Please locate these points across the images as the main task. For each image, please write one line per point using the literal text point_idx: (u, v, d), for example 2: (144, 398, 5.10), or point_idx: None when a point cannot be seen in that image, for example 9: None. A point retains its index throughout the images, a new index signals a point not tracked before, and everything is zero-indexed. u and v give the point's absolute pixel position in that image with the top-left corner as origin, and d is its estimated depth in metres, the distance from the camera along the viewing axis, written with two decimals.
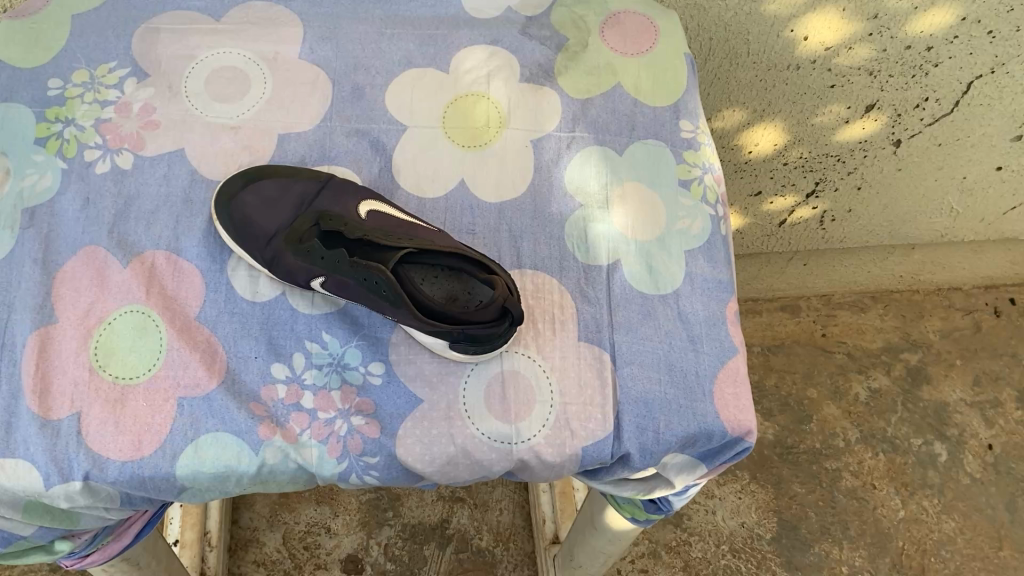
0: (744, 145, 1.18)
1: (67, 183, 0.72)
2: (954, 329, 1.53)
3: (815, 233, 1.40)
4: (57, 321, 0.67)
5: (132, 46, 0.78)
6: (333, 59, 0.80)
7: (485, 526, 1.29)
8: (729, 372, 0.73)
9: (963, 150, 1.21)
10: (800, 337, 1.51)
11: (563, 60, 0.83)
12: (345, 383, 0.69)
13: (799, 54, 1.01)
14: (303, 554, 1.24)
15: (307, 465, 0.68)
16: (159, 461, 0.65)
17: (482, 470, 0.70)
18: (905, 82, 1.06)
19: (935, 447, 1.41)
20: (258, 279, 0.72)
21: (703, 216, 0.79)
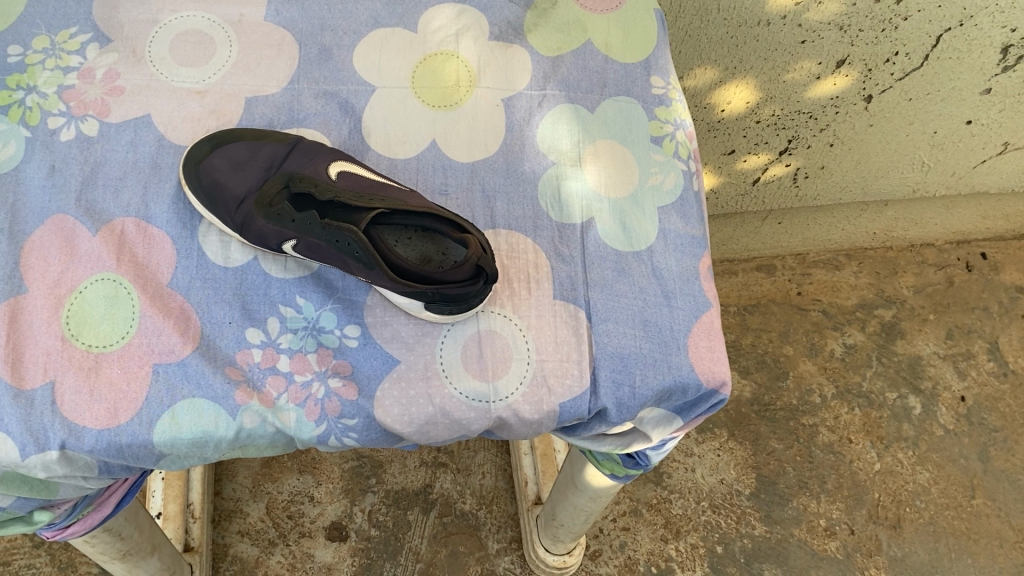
0: (717, 103, 1.18)
1: (31, 152, 0.71)
2: (927, 284, 1.55)
3: (789, 191, 1.41)
4: (26, 290, 0.66)
5: (93, 11, 0.77)
6: (299, 20, 0.79)
7: (468, 490, 1.30)
8: (703, 326, 0.73)
9: (933, 104, 1.21)
10: (776, 296, 1.52)
11: (532, 18, 0.82)
12: (321, 346, 0.69)
13: (769, 10, 1.00)
14: (288, 523, 1.24)
15: (285, 429, 0.68)
16: (136, 428, 0.65)
17: (461, 430, 0.71)
18: (876, 36, 1.06)
19: (909, 401, 1.44)
20: (229, 244, 0.72)
21: (676, 172, 0.79)
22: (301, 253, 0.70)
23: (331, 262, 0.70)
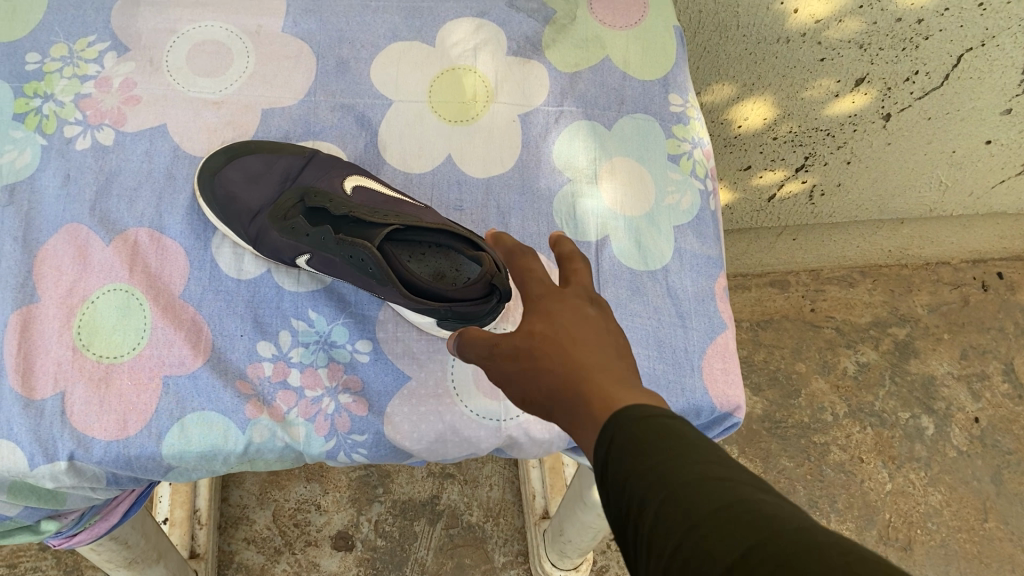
0: (734, 119, 1.18)
1: (47, 160, 0.71)
2: (942, 303, 1.53)
3: (805, 208, 1.40)
4: (39, 299, 0.66)
5: (111, 19, 0.76)
6: (317, 32, 0.79)
7: (475, 502, 1.29)
8: (718, 348, 0.73)
9: (952, 123, 1.20)
10: (789, 313, 1.51)
11: (550, 33, 0.81)
12: (332, 361, 0.69)
13: (789, 26, 1.00)
14: (294, 531, 1.24)
15: (294, 443, 0.67)
16: (145, 441, 0.64)
17: (471, 448, 0.71)
18: (896, 55, 1.05)
19: (922, 421, 1.42)
20: (243, 257, 0.72)
21: (693, 191, 0.78)
22: (315, 266, 0.70)
23: (345, 277, 0.69)
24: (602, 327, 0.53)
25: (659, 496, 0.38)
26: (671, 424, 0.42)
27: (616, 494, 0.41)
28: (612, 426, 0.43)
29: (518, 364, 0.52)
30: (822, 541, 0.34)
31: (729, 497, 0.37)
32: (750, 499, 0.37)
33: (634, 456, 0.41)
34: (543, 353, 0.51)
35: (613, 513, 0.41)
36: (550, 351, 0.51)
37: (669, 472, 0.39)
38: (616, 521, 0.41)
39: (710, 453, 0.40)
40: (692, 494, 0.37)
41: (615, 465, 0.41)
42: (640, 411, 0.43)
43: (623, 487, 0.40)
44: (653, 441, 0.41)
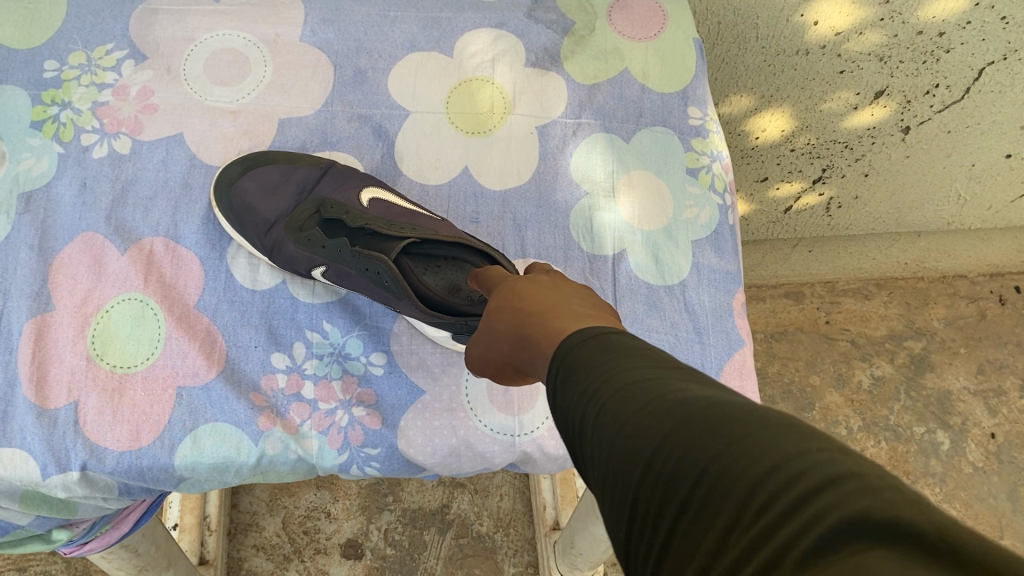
0: (751, 131, 1.17)
1: (64, 169, 0.71)
2: (959, 316, 1.52)
3: (821, 219, 1.39)
4: (53, 308, 0.66)
5: (129, 27, 0.76)
6: (335, 42, 0.78)
7: (486, 512, 1.27)
8: (735, 365, 0.73)
9: (972, 137, 1.19)
10: (804, 325, 1.50)
11: (569, 45, 0.80)
12: (346, 373, 0.69)
13: (809, 39, 0.99)
14: (303, 539, 1.22)
15: (307, 456, 0.67)
16: (158, 451, 0.64)
17: (484, 462, 0.70)
18: (916, 68, 1.04)
19: (937, 436, 1.41)
20: (258, 267, 0.71)
21: (711, 206, 0.77)
22: (330, 278, 0.69)
23: (360, 288, 0.68)
24: (555, 282, 0.58)
25: (593, 405, 0.39)
26: (612, 343, 0.43)
27: (567, 416, 0.42)
28: (562, 353, 0.45)
29: (489, 332, 0.57)
30: (732, 414, 0.34)
31: (650, 392, 0.38)
32: (671, 390, 0.37)
33: (577, 379, 0.42)
34: (501, 318, 0.56)
35: (567, 435, 0.42)
36: (504, 311, 0.56)
37: (603, 383, 0.40)
38: (572, 443, 0.42)
39: (649, 359, 0.41)
40: (620, 396, 0.38)
41: (564, 392, 0.43)
42: (586, 332, 0.46)
43: (570, 407, 0.42)
44: (594, 361, 0.42)
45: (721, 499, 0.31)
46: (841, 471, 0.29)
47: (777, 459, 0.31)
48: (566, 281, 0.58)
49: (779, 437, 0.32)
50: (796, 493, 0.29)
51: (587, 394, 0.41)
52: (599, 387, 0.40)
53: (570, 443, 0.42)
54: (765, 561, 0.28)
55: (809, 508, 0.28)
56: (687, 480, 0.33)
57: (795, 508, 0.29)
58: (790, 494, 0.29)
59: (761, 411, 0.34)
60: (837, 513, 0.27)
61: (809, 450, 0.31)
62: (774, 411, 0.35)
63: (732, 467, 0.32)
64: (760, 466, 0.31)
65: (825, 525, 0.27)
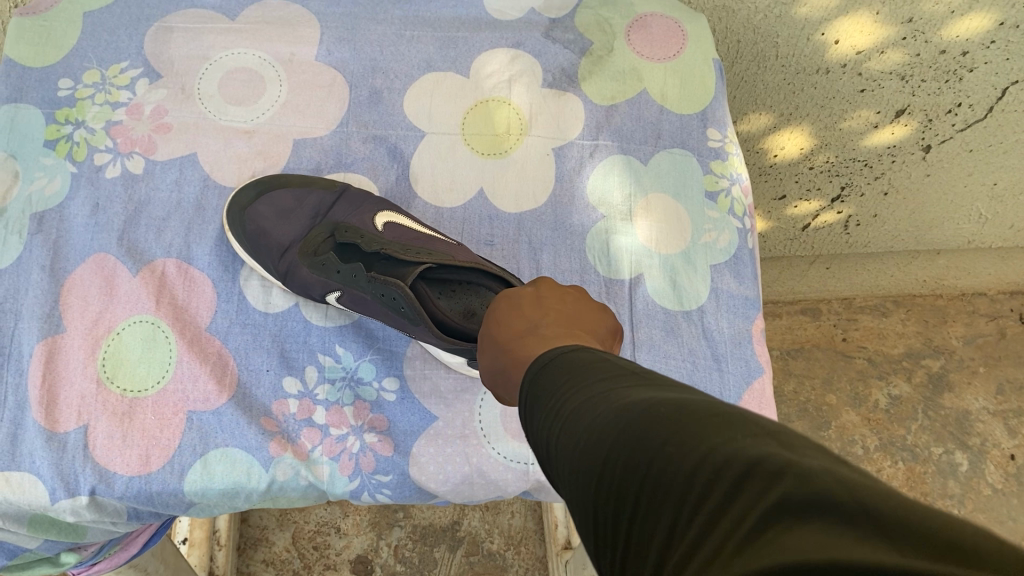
0: (769, 149, 1.16)
1: (76, 188, 0.70)
2: (978, 335, 1.49)
3: (839, 237, 1.38)
4: (64, 330, 0.66)
5: (144, 45, 0.75)
6: (351, 62, 0.77)
7: (497, 529, 1.25)
8: (753, 394, 0.72)
9: (995, 156, 1.17)
10: (820, 342, 1.48)
11: (587, 65, 0.79)
12: (358, 399, 0.68)
13: (830, 57, 0.97)
14: (313, 554, 1.21)
15: (318, 482, 0.66)
16: (167, 477, 0.64)
17: (497, 490, 0.69)
18: (938, 87, 1.02)
19: (955, 457, 1.39)
20: (271, 290, 0.71)
21: (731, 230, 0.76)
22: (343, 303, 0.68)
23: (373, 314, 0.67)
24: (533, 293, 0.59)
25: (557, 424, 0.41)
26: (574, 364, 0.45)
27: (537, 435, 0.44)
28: (533, 376, 0.47)
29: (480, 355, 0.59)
30: (671, 413, 0.35)
31: (602, 400, 0.39)
32: (621, 399, 0.38)
33: (545, 401, 0.44)
34: (492, 342, 0.57)
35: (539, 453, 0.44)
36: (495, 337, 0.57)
37: (564, 402, 0.41)
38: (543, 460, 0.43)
39: (607, 371, 0.43)
40: (579, 408, 0.40)
41: (533, 413, 0.44)
42: (552, 356, 0.48)
43: (538, 427, 0.43)
44: (559, 382, 0.44)
45: (663, 497, 0.32)
46: (765, 455, 0.30)
47: (709, 451, 0.31)
48: (552, 293, 0.59)
49: (713, 431, 0.32)
50: (727, 487, 0.30)
51: (552, 413, 0.42)
52: (562, 403, 0.42)
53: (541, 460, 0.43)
54: (701, 553, 0.28)
55: (740, 498, 0.29)
56: (634, 481, 0.34)
57: (728, 499, 0.29)
58: (724, 484, 0.30)
59: (699, 407, 0.35)
60: (765, 499, 0.28)
61: (739, 440, 0.32)
62: (718, 404, 0.36)
63: (669, 466, 0.32)
64: (694, 460, 0.32)
65: (752, 513, 0.28)
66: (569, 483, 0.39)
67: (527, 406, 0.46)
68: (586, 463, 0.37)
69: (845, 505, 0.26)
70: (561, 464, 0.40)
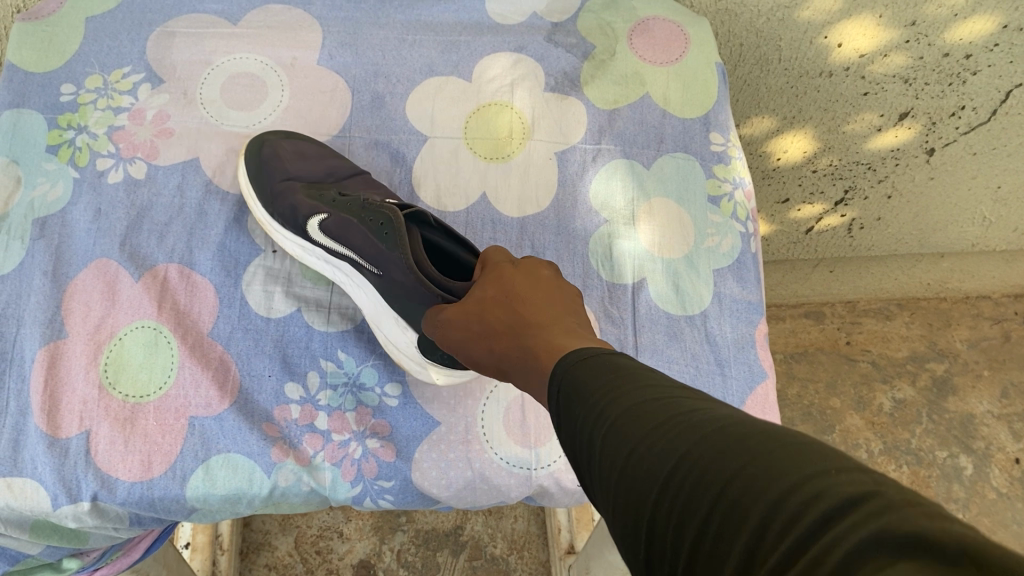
0: (773, 152, 1.15)
1: (79, 194, 0.70)
2: (982, 338, 1.49)
3: (843, 240, 1.37)
4: (66, 336, 0.66)
5: (147, 51, 0.75)
6: (353, 66, 0.77)
7: (500, 534, 1.25)
8: (757, 399, 0.71)
9: (999, 159, 1.16)
10: (823, 345, 1.48)
11: (589, 69, 0.79)
12: (360, 404, 0.68)
13: (833, 61, 0.97)
14: (315, 559, 1.20)
15: (320, 488, 0.66)
16: (169, 483, 0.64)
17: (500, 495, 0.69)
18: (941, 90, 1.02)
19: (960, 460, 1.38)
20: (273, 295, 0.70)
21: (734, 234, 0.76)
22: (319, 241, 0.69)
23: (348, 248, 0.68)
24: (531, 278, 0.58)
25: (605, 424, 0.39)
26: (619, 364, 0.43)
27: (574, 435, 0.41)
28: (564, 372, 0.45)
29: (469, 338, 0.58)
30: (749, 436, 0.33)
31: (660, 414, 0.37)
32: (687, 413, 0.36)
33: (585, 397, 0.41)
34: (489, 322, 0.56)
35: (576, 460, 0.41)
36: (495, 315, 0.56)
37: (613, 404, 0.39)
38: (582, 468, 0.41)
39: (659, 380, 0.40)
40: (632, 419, 0.38)
41: (568, 411, 0.42)
42: (580, 355, 0.45)
43: (577, 428, 0.41)
44: (602, 381, 0.41)
45: (734, 524, 0.30)
46: (859, 488, 0.28)
47: (799, 479, 0.29)
48: (550, 284, 0.58)
49: (797, 458, 0.31)
50: (811, 518, 0.28)
51: (597, 413, 0.40)
52: (609, 408, 0.39)
53: (577, 463, 0.41)
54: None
55: (828, 530, 0.27)
56: (702, 505, 0.32)
57: (812, 530, 0.27)
58: (809, 517, 0.28)
59: (778, 432, 0.33)
60: (856, 531, 0.26)
61: (829, 470, 0.30)
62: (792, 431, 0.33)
63: (748, 488, 0.30)
64: (780, 485, 0.30)
65: (839, 545, 0.26)
66: (615, 490, 0.37)
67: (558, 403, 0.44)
68: (645, 472, 0.35)
69: (940, 535, 0.24)
70: (608, 470, 0.38)
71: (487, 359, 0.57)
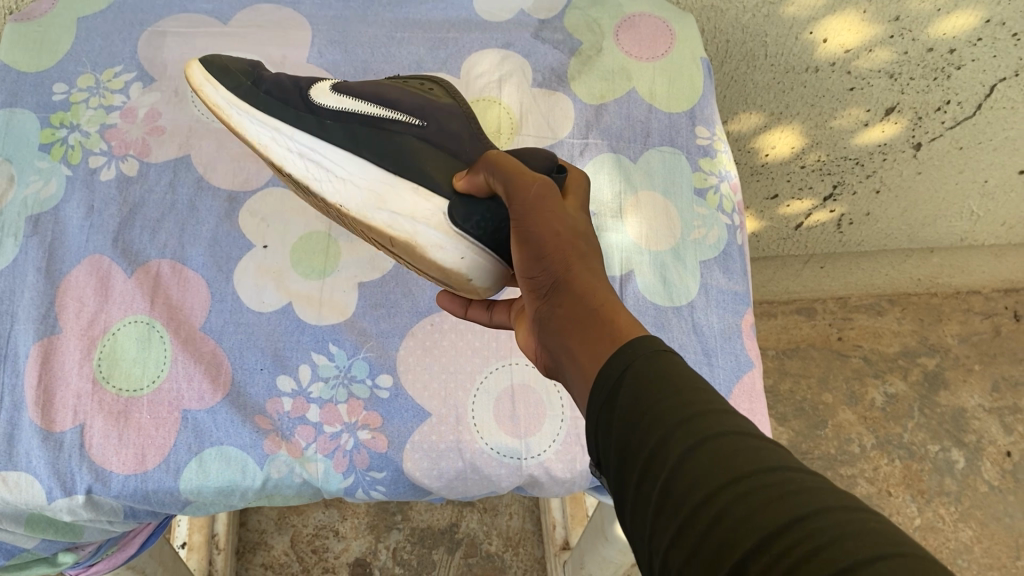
0: (761, 148, 1.16)
1: (71, 191, 0.71)
2: (973, 333, 1.50)
3: (833, 236, 1.38)
4: (60, 331, 0.66)
5: (138, 50, 0.76)
6: (342, 63, 0.78)
7: (495, 531, 1.25)
8: (744, 388, 0.72)
9: (984, 153, 1.18)
10: (815, 341, 1.49)
11: (576, 65, 0.80)
12: (351, 397, 0.68)
13: (818, 56, 0.98)
14: (311, 558, 1.21)
15: (313, 479, 0.67)
16: (162, 476, 0.64)
17: (491, 485, 0.70)
18: (927, 85, 1.03)
19: (952, 454, 1.39)
20: (264, 289, 0.71)
21: (719, 226, 0.77)
22: (299, 126, 0.60)
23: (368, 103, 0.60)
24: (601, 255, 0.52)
25: (689, 442, 0.34)
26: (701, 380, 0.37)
27: (630, 430, 0.36)
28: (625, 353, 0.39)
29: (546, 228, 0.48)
30: (872, 528, 0.28)
31: (759, 455, 0.32)
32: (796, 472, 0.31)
33: (659, 395, 0.36)
34: (564, 241, 0.47)
35: (620, 452, 0.37)
36: (573, 244, 0.47)
37: (696, 424, 0.34)
38: (625, 462, 0.36)
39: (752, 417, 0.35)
40: (726, 447, 0.33)
41: (630, 408, 0.37)
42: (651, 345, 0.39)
43: (639, 424, 0.36)
44: (687, 389, 0.36)
45: None
46: None
47: None
48: None
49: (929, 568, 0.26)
50: None
51: (672, 424, 0.35)
52: (694, 425, 0.34)
53: (624, 464, 0.36)
54: None
55: None
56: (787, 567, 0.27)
57: None
58: None
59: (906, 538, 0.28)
60: None
61: None
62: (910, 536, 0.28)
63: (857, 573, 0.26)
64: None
65: None
66: (681, 517, 0.32)
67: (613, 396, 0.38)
68: (733, 513, 0.30)
69: None
70: (679, 491, 0.33)
71: (528, 266, 0.49)
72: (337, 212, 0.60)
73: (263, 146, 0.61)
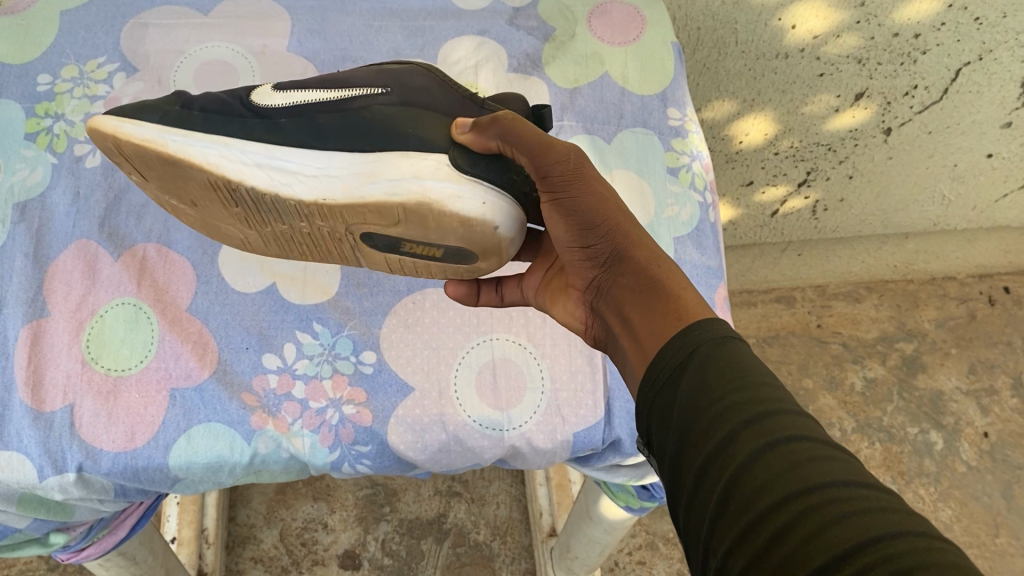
0: (735, 135, 1.18)
1: (57, 178, 0.73)
2: (949, 317, 1.53)
3: (808, 223, 1.41)
4: (49, 314, 0.68)
5: (121, 41, 0.78)
6: (321, 52, 0.80)
7: (483, 520, 1.26)
8: None
9: (952, 137, 1.21)
10: (795, 329, 1.51)
11: (550, 50, 0.82)
12: (336, 373, 0.70)
13: (788, 43, 1.01)
14: (301, 550, 1.22)
15: (299, 454, 0.69)
16: (152, 453, 0.66)
17: (475, 457, 0.72)
18: (894, 70, 1.06)
19: (931, 436, 1.42)
20: (248, 271, 0.72)
21: (692, 204, 0.79)
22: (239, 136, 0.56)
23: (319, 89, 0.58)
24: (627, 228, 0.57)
25: (757, 441, 0.36)
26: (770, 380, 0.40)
27: (697, 418, 0.39)
28: (694, 344, 0.42)
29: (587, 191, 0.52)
30: (940, 553, 0.29)
31: (828, 463, 0.34)
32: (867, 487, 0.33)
33: (727, 390, 0.39)
34: (611, 207, 0.52)
35: (682, 436, 0.39)
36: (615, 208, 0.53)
37: (768, 422, 0.36)
38: (687, 448, 0.39)
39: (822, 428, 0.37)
40: (796, 450, 0.35)
41: (695, 399, 0.39)
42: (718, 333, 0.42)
43: (709, 415, 0.38)
44: (758, 389, 0.38)
45: None
46: None
47: None
48: None
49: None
50: None
51: (744, 420, 0.37)
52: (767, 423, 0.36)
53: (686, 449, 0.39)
54: None
55: None
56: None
57: None
58: None
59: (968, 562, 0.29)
60: None
61: None
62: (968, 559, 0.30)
63: None
64: None
65: None
66: (745, 520, 0.34)
67: (675, 385, 0.41)
68: (800, 526, 0.32)
69: None
70: (744, 491, 0.35)
71: (574, 237, 0.53)
72: (313, 214, 0.57)
73: (214, 162, 0.54)
